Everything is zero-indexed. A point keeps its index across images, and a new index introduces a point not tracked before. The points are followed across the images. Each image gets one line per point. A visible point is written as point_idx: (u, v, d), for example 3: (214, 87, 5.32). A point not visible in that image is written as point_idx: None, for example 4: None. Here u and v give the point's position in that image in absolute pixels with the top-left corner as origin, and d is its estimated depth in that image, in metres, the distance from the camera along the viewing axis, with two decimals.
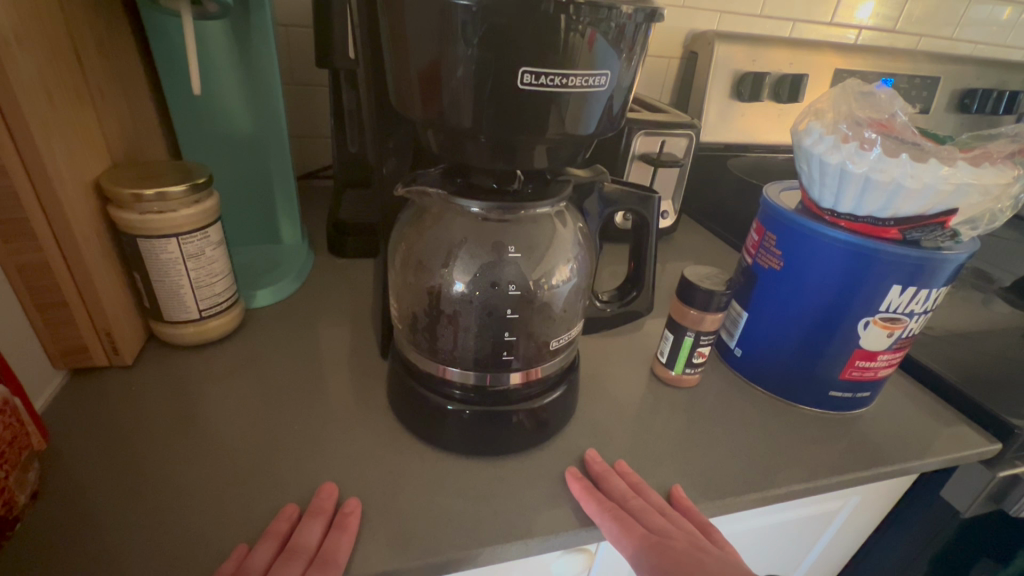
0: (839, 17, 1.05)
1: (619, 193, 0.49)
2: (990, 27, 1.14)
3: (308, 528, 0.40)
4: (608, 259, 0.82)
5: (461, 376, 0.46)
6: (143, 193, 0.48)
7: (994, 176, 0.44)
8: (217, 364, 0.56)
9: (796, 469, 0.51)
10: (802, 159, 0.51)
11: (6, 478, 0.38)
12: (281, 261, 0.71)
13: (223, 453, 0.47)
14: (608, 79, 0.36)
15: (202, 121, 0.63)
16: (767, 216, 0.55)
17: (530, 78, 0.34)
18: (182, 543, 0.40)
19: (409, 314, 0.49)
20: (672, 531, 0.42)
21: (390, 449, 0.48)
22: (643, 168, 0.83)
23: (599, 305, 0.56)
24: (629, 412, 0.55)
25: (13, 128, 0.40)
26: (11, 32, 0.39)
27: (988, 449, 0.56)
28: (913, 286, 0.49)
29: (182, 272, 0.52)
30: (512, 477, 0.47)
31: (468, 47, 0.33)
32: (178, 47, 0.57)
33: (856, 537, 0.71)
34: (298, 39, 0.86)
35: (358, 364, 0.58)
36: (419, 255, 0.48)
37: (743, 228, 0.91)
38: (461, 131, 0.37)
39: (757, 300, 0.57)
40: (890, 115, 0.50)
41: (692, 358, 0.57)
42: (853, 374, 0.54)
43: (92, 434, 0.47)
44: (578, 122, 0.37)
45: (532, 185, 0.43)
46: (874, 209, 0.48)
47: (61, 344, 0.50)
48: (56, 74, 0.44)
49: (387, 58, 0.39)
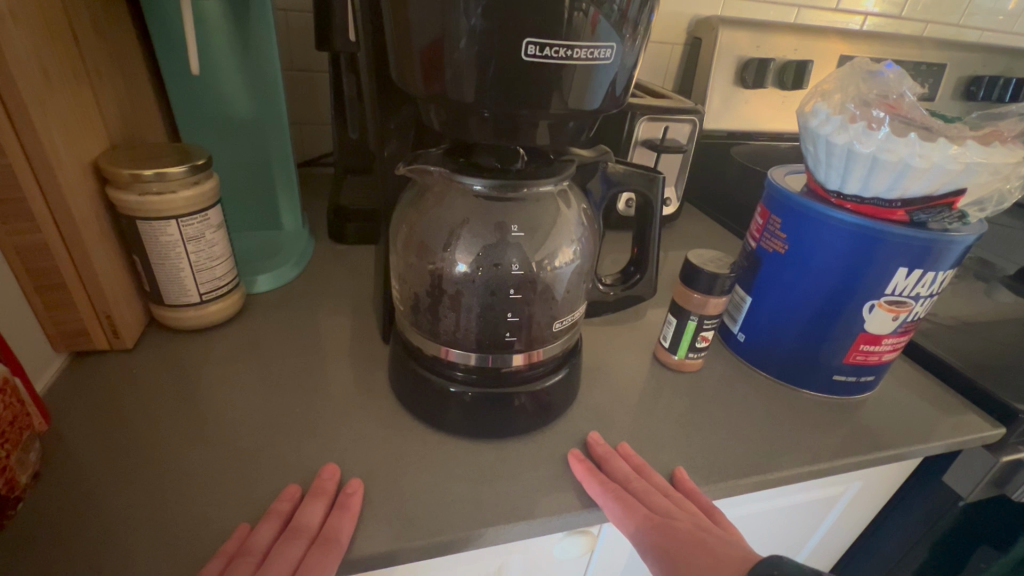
0: (845, 3, 1.04)
1: (622, 173, 0.48)
2: (997, 16, 1.13)
3: (309, 508, 0.40)
4: (610, 246, 0.82)
5: (462, 358, 0.46)
6: (142, 173, 0.47)
7: (1004, 155, 0.44)
8: (217, 348, 0.56)
9: (799, 453, 0.51)
10: (808, 140, 0.50)
11: (7, 458, 0.38)
12: (282, 247, 0.71)
13: (224, 435, 0.47)
14: (612, 54, 0.35)
15: (201, 104, 0.62)
16: (772, 199, 0.55)
17: (535, 49, 0.33)
18: (184, 522, 0.40)
19: (410, 295, 0.48)
20: (675, 511, 0.42)
21: (392, 432, 0.48)
22: (646, 154, 0.83)
23: (602, 288, 0.55)
24: (632, 397, 0.55)
25: (12, 107, 0.40)
26: (8, 10, 0.38)
27: (992, 434, 0.56)
28: (920, 269, 0.49)
29: (182, 254, 0.52)
30: (514, 459, 0.47)
31: (470, 18, 0.33)
32: (177, 29, 0.57)
33: (856, 524, 0.71)
34: (297, 24, 0.85)
35: (359, 348, 0.58)
36: (420, 235, 0.47)
37: (746, 216, 0.90)
38: (463, 106, 0.36)
39: (761, 285, 0.57)
40: (898, 95, 0.49)
41: (695, 342, 0.56)
42: (857, 358, 0.54)
43: (92, 416, 0.47)
44: (583, 95, 0.36)
45: (535, 164, 0.42)
46: (881, 190, 0.47)
47: (62, 327, 0.50)
48: (53, 53, 0.43)
49: (388, 34, 0.38)
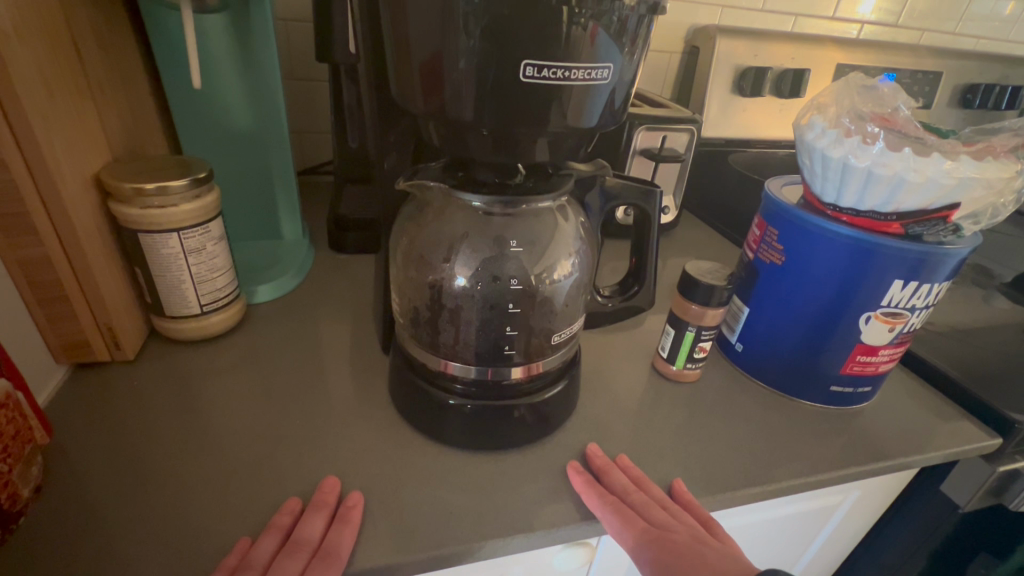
0: (841, 12, 1.05)
1: (620, 187, 0.48)
2: (992, 22, 1.14)
3: (310, 521, 0.40)
4: (609, 255, 0.82)
5: (462, 370, 0.46)
6: (143, 187, 0.48)
7: (997, 169, 0.44)
8: (218, 359, 0.57)
9: (797, 464, 0.51)
10: (804, 153, 0.50)
11: (9, 472, 0.38)
12: (282, 257, 0.71)
13: (225, 447, 0.47)
14: (611, 72, 0.36)
15: (202, 115, 0.63)
16: (769, 211, 0.55)
17: (533, 70, 0.34)
18: (185, 535, 0.40)
19: (409, 308, 0.49)
20: (673, 525, 0.42)
21: (392, 444, 0.48)
22: (644, 163, 0.83)
23: (600, 300, 0.56)
24: (631, 407, 0.55)
25: (14, 122, 0.40)
26: (11, 26, 0.38)
27: (989, 444, 0.56)
28: (915, 281, 0.49)
29: (183, 266, 0.52)
30: (514, 471, 0.47)
31: (469, 39, 0.33)
32: (178, 42, 0.57)
33: (855, 533, 0.71)
34: (297, 34, 0.86)
35: (359, 358, 0.58)
36: (420, 249, 0.48)
37: (744, 224, 0.91)
38: (462, 124, 0.37)
39: (758, 296, 0.57)
40: (893, 108, 0.50)
41: (693, 353, 0.57)
42: (853, 369, 0.55)
43: (94, 428, 0.47)
44: (581, 114, 0.37)
45: (534, 179, 0.43)
46: (877, 204, 0.48)
47: (63, 339, 0.50)
48: (56, 67, 0.43)
49: (388, 51, 0.38)
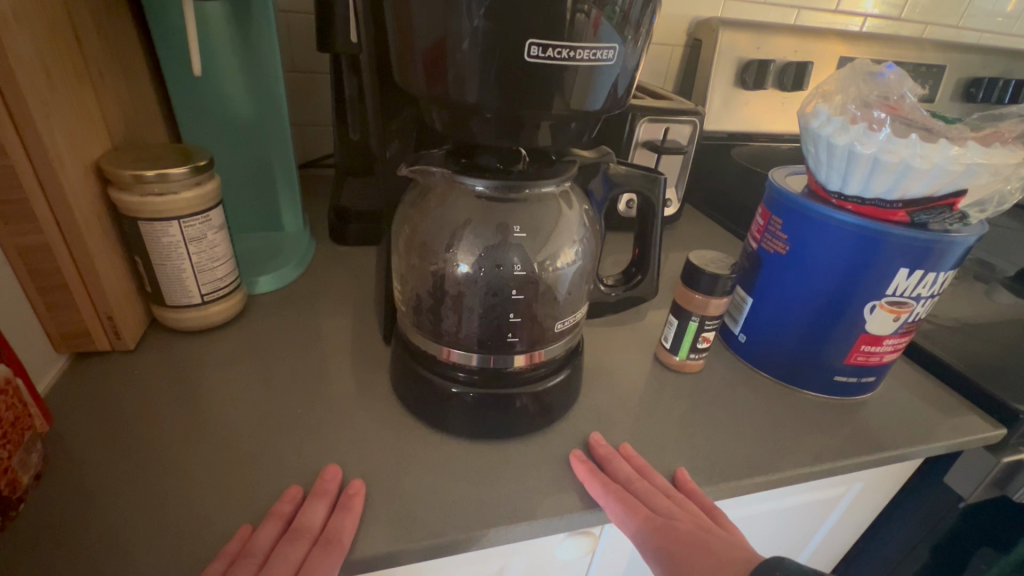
0: (845, 5, 1.05)
1: (624, 174, 0.48)
2: (996, 17, 1.13)
3: (311, 509, 0.40)
4: (610, 247, 0.82)
5: (463, 358, 0.46)
6: (143, 174, 0.47)
7: (1005, 156, 0.44)
8: (219, 349, 0.56)
9: (800, 455, 0.51)
10: (809, 141, 0.50)
11: (8, 459, 0.38)
12: (282, 248, 0.71)
13: (225, 437, 0.46)
14: (615, 54, 0.35)
15: (202, 105, 0.62)
16: (774, 200, 0.55)
17: (537, 50, 0.33)
18: (186, 523, 0.40)
19: (412, 296, 0.49)
20: (677, 513, 0.42)
21: (393, 434, 0.48)
22: (646, 155, 0.83)
23: (603, 289, 0.56)
24: (634, 398, 0.55)
25: (14, 108, 0.40)
26: (11, 11, 0.38)
27: (993, 434, 0.56)
28: (920, 269, 0.49)
29: (184, 255, 0.52)
30: (516, 460, 0.47)
31: (472, 21, 0.33)
32: (178, 31, 0.57)
33: (858, 525, 0.71)
34: (298, 26, 0.86)
35: (360, 348, 0.58)
36: (423, 236, 0.47)
37: (746, 218, 0.91)
38: (465, 107, 0.36)
39: (763, 286, 0.57)
40: (900, 96, 0.49)
41: (697, 343, 0.56)
42: (858, 358, 0.54)
43: (94, 417, 0.47)
44: (586, 96, 0.36)
45: (537, 164, 0.42)
46: (883, 191, 0.47)
47: (63, 327, 0.50)
48: (56, 54, 0.43)
49: (390, 36, 0.38)
